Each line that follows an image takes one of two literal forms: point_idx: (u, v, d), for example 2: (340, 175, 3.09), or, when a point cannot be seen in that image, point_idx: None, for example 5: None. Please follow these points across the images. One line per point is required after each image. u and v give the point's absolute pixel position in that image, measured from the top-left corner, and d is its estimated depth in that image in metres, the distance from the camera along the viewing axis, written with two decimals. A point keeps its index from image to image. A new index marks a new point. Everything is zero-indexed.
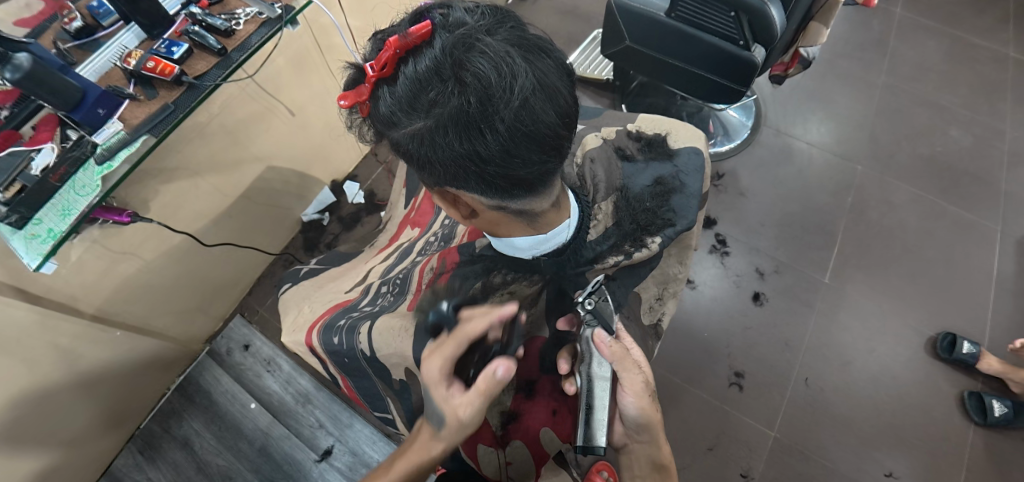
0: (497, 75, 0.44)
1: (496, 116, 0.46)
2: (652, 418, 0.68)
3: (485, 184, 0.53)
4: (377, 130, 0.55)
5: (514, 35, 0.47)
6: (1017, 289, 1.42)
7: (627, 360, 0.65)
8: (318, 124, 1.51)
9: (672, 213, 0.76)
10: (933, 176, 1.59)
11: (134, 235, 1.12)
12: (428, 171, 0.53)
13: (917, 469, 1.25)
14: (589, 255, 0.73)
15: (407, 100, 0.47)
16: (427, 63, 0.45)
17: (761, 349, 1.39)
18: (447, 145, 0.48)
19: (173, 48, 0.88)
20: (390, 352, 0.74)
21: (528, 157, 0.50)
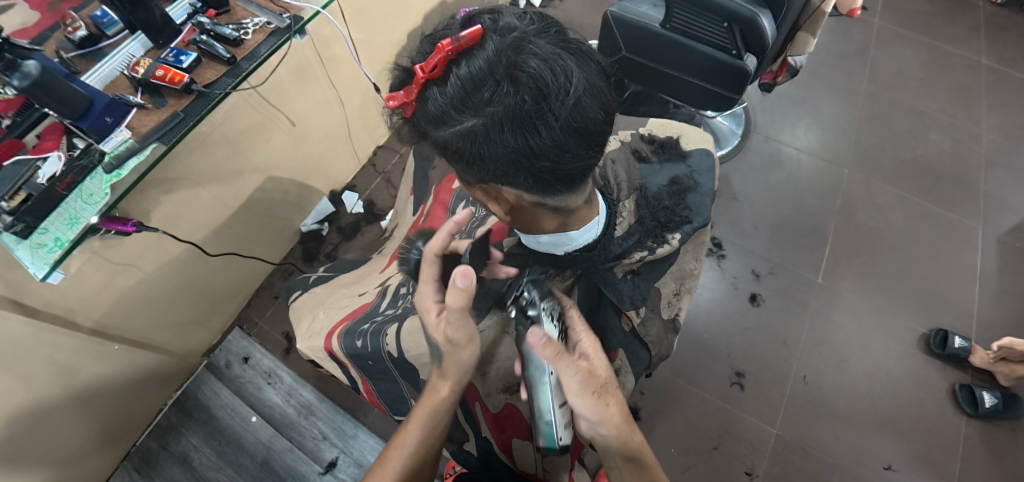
0: (551, 74, 0.46)
1: (550, 113, 0.47)
2: (608, 414, 0.61)
3: (533, 179, 0.54)
4: (420, 130, 0.57)
5: (560, 39, 0.50)
6: (999, 285, 1.48)
7: (566, 358, 0.60)
8: (318, 135, 1.52)
9: (689, 211, 0.79)
10: (916, 178, 1.66)
11: (135, 246, 1.11)
12: (477, 168, 0.54)
13: (915, 461, 1.28)
14: (616, 251, 0.74)
15: (459, 99, 0.49)
16: (481, 64, 0.47)
17: (760, 349, 1.42)
18: (501, 142, 0.49)
19: (181, 57, 0.88)
20: (420, 351, 0.74)
21: (577, 151, 0.52)
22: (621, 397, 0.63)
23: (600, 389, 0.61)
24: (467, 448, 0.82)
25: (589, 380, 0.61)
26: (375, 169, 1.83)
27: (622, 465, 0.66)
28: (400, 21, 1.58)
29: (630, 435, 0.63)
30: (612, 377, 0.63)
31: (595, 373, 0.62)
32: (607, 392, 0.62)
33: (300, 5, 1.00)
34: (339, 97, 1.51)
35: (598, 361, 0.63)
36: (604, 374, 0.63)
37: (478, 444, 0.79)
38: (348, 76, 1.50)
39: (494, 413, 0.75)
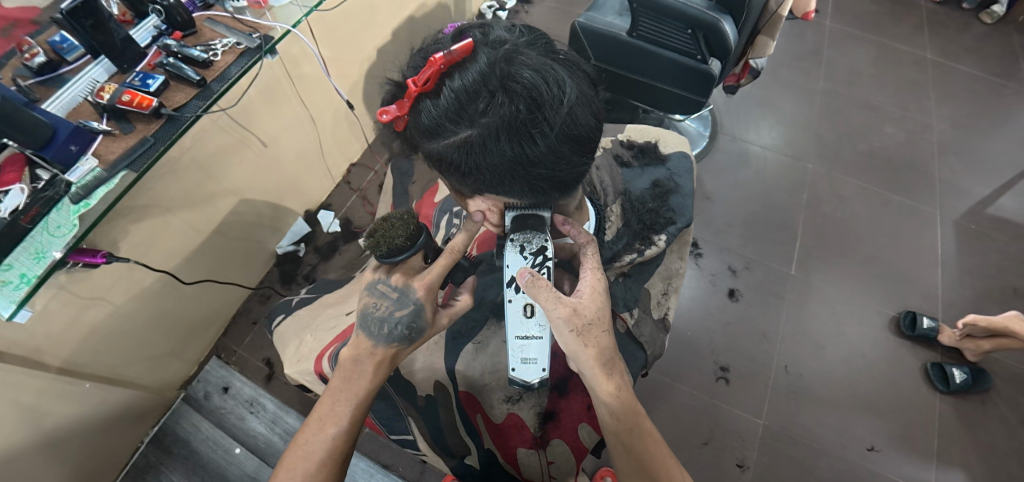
0: (544, 84, 0.47)
1: (545, 121, 0.48)
2: (585, 353, 0.64)
3: (528, 186, 0.55)
4: (412, 142, 0.57)
5: (547, 51, 0.51)
6: (959, 265, 1.56)
7: (545, 294, 0.62)
8: (291, 155, 1.49)
9: (672, 212, 0.81)
10: (876, 169, 1.74)
11: (104, 278, 1.06)
12: (472, 178, 0.55)
13: (896, 440, 1.32)
14: (608, 254, 0.76)
15: (453, 110, 0.49)
16: (474, 76, 0.48)
17: (742, 343, 1.46)
18: (498, 151, 0.50)
19: (147, 81, 0.86)
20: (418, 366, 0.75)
21: (570, 158, 0.53)
22: (606, 341, 0.65)
23: (580, 328, 0.63)
24: (467, 462, 0.81)
25: (572, 319, 0.63)
26: (350, 187, 1.81)
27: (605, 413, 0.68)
28: (369, 37, 1.58)
29: (604, 379, 0.65)
30: (600, 320, 0.65)
31: (580, 314, 0.63)
32: (588, 332, 0.64)
33: (268, 25, 1.02)
34: (311, 115, 1.50)
35: (589, 302, 0.65)
36: (592, 316, 0.65)
37: (479, 458, 0.79)
38: (320, 94, 1.49)
39: (496, 424, 0.74)
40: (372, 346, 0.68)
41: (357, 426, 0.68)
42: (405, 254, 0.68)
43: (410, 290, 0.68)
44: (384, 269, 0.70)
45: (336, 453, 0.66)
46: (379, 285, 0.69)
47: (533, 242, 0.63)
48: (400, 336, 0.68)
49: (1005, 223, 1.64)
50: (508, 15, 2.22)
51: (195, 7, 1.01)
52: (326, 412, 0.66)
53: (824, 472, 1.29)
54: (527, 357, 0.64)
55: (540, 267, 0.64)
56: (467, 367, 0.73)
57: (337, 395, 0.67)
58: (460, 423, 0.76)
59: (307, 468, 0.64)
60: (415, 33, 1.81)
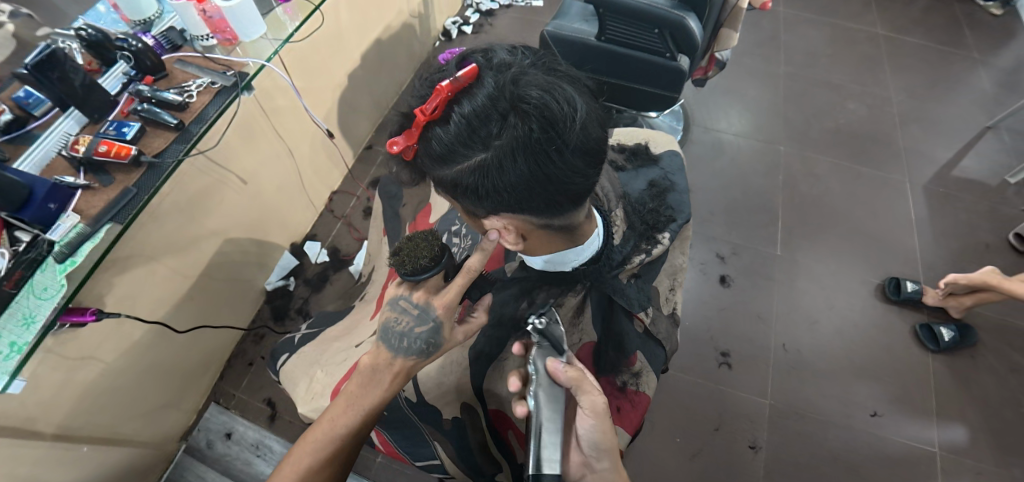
0: (554, 101, 0.48)
1: (559, 138, 0.49)
2: (613, 439, 0.64)
3: (545, 203, 0.55)
4: (424, 169, 0.58)
5: (550, 69, 0.52)
6: (933, 228, 1.63)
7: (586, 384, 0.62)
8: (271, 189, 1.47)
9: (671, 209, 0.83)
10: (845, 145, 1.81)
11: (93, 336, 1.03)
12: (488, 199, 0.55)
13: (898, 403, 1.36)
14: (618, 258, 0.76)
15: (465, 135, 0.50)
16: (483, 100, 0.49)
17: (739, 327, 1.49)
18: (514, 171, 0.51)
19: (122, 129, 0.85)
20: (441, 392, 0.73)
21: (584, 171, 0.53)
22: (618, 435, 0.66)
23: (608, 413, 0.64)
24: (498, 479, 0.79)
25: (603, 406, 0.64)
26: (334, 215, 1.78)
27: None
28: (339, 64, 1.57)
29: (623, 467, 0.66)
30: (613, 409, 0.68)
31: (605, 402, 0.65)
32: (613, 422, 0.65)
33: (241, 61, 1.01)
34: (288, 148, 1.48)
35: (606, 394, 0.67)
36: (609, 409, 0.66)
37: (512, 473, 0.77)
38: (297, 126, 1.47)
39: (530, 438, 0.70)
40: (391, 357, 0.67)
41: (365, 431, 0.67)
42: (427, 272, 0.65)
43: (430, 308, 0.66)
44: (406, 285, 0.68)
45: (338, 452, 0.65)
46: (400, 301, 0.67)
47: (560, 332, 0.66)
48: (419, 350, 0.67)
49: (970, 183, 1.72)
50: (472, 30, 2.25)
51: (163, 49, 0.99)
52: (337, 413, 0.65)
53: (834, 443, 1.32)
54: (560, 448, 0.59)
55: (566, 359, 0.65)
56: (496, 386, 0.71)
57: (352, 400, 0.65)
58: (490, 439, 0.75)
59: (309, 461, 0.64)
60: (384, 55, 1.82)
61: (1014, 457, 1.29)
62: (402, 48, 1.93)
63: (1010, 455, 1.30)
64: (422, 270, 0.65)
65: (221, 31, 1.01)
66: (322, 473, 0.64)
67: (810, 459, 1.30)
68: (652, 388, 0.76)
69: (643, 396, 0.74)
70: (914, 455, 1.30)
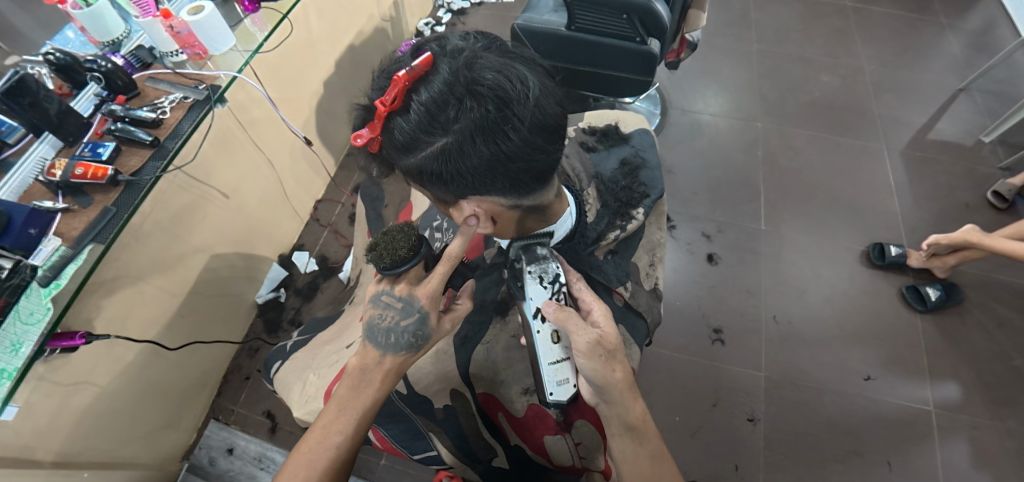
0: (508, 82, 0.50)
1: (516, 117, 0.50)
2: (614, 379, 0.63)
3: (511, 183, 0.57)
4: (390, 160, 0.59)
5: (504, 52, 0.54)
6: (912, 192, 1.66)
7: (574, 321, 0.65)
8: (254, 201, 1.47)
9: (644, 186, 0.84)
10: (820, 117, 1.84)
11: (84, 360, 1.02)
12: (455, 184, 0.56)
13: (889, 365, 1.39)
14: (593, 235, 0.78)
15: (425, 122, 0.51)
16: (439, 86, 0.50)
17: (730, 302, 1.51)
18: (475, 153, 0.52)
19: (98, 149, 0.86)
20: (430, 381, 0.73)
21: (546, 148, 0.55)
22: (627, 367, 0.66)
23: (607, 352, 0.64)
24: (496, 465, 0.78)
25: (598, 344, 0.64)
26: (320, 223, 1.78)
27: (627, 437, 0.65)
28: (313, 71, 1.57)
29: (633, 403, 0.64)
30: (620, 344, 0.66)
31: (603, 338, 0.64)
32: (614, 358, 0.64)
33: (212, 74, 1.02)
34: (268, 160, 1.48)
35: (608, 329, 0.66)
36: (613, 342, 0.65)
37: (508, 456, 0.77)
38: (274, 137, 1.48)
39: (520, 418, 0.72)
40: (380, 355, 0.68)
41: (361, 435, 0.66)
42: (406, 264, 0.68)
43: (414, 299, 0.68)
44: (388, 280, 0.70)
45: (338, 461, 0.64)
46: (383, 297, 0.69)
47: (550, 271, 0.68)
48: (407, 344, 0.68)
49: (946, 145, 1.75)
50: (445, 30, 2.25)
51: (134, 68, 0.99)
52: (330, 419, 0.64)
53: (830, 409, 1.34)
54: (562, 377, 0.67)
55: (558, 296, 0.68)
56: (480, 369, 0.72)
57: (344, 402, 0.65)
58: (482, 424, 0.75)
59: (308, 476, 0.62)
60: (358, 61, 1.82)
61: (1007, 409, 1.32)
62: (376, 52, 1.94)
63: (1003, 407, 1.32)
64: (402, 263, 0.68)
65: (190, 46, 1.02)
66: None
67: (807, 426, 1.32)
68: (637, 359, 0.76)
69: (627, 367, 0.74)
70: (910, 414, 1.32)
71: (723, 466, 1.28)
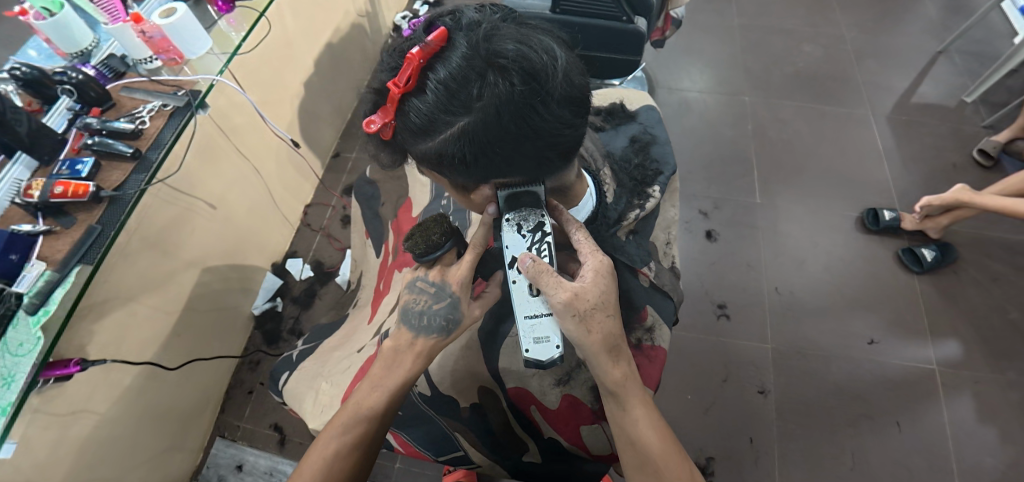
0: (532, 53, 0.47)
1: (542, 89, 0.48)
2: (589, 340, 0.59)
3: (536, 160, 0.54)
4: (407, 146, 0.56)
5: (522, 24, 0.51)
6: (901, 156, 1.68)
7: (547, 278, 0.57)
8: (242, 210, 1.42)
9: (657, 162, 0.82)
10: (806, 87, 1.85)
11: (80, 389, 0.98)
12: (477, 167, 0.54)
13: (892, 327, 1.41)
14: (614, 215, 0.75)
15: (444, 101, 0.48)
16: (458, 62, 0.47)
17: (731, 277, 1.51)
18: (500, 132, 0.49)
19: (77, 166, 0.82)
20: (456, 380, 0.68)
21: (573, 122, 0.52)
22: (612, 326, 0.60)
23: (583, 313, 0.58)
24: (527, 460, 0.74)
25: (574, 302, 0.58)
26: (312, 228, 1.74)
27: (613, 402, 0.61)
28: (292, 72, 1.52)
29: (609, 366, 0.60)
30: (605, 305, 0.60)
31: (582, 297, 0.58)
32: (592, 318, 0.59)
33: (190, 80, 0.97)
34: (254, 166, 1.43)
35: (591, 286, 0.60)
36: (595, 300, 0.60)
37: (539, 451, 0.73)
38: (258, 141, 1.43)
39: (554, 411, 0.66)
40: (412, 337, 0.65)
41: (391, 413, 0.65)
42: (439, 250, 0.66)
43: (446, 284, 0.66)
44: (424, 267, 0.68)
45: (368, 435, 0.63)
46: (418, 282, 0.67)
47: (529, 219, 0.59)
48: (439, 328, 0.65)
49: (930, 108, 1.77)
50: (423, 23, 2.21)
51: (106, 78, 0.96)
52: (362, 395, 0.64)
53: (838, 376, 1.35)
54: (540, 335, 0.57)
55: (539, 246, 0.59)
56: (512, 363, 0.66)
57: (376, 380, 0.64)
58: (513, 419, 0.70)
59: (336, 442, 0.63)
60: (337, 59, 1.77)
61: (1007, 361, 1.35)
62: (355, 49, 1.89)
63: (1003, 360, 1.35)
64: (435, 249, 0.66)
65: (165, 51, 0.96)
66: (349, 456, 0.63)
67: (817, 394, 1.33)
68: (666, 339, 0.73)
69: (659, 349, 0.71)
70: (915, 374, 1.34)
71: (738, 440, 1.28)
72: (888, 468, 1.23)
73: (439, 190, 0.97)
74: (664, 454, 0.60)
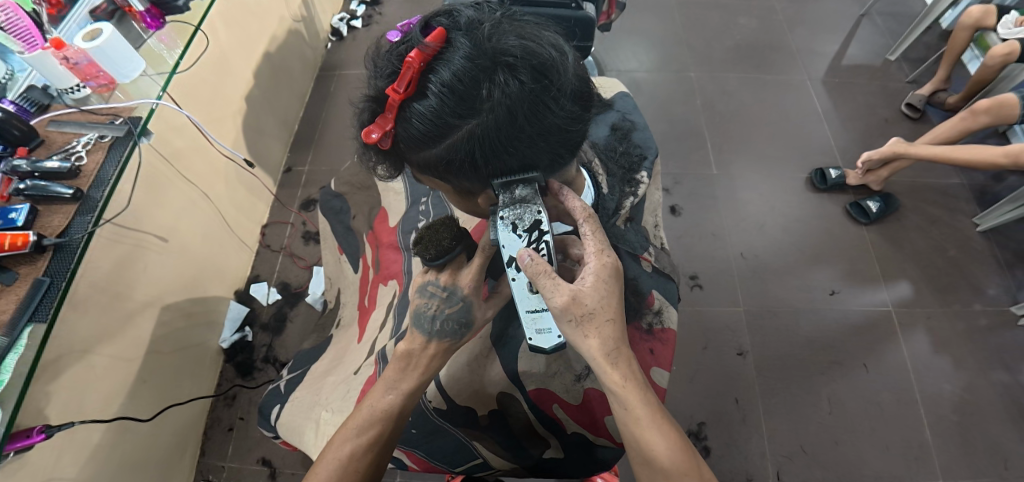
0: (537, 49, 0.47)
1: (551, 85, 0.48)
2: (589, 346, 0.57)
3: (547, 158, 0.54)
4: (405, 154, 0.54)
5: (517, 19, 0.51)
6: (839, 116, 1.79)
7: (545, 280, 0.55)
8: (197, 240, 1.33)
9: (639, 148, 0.83)
10: (745, 59, 1.93)
11: (42, 457, 0.90)
12: (486, 169, 0.52)
13: (848, 277, 1.51)
14: (612, 205, 0.76)
15: (451, 104, 0.47)
16: (463, 61, 0.46)
17: (699, 248, 1.57)
18: (512, 130, 0.48)
19: (11, 215, 0.74)
20: (470, 390, 0.66)
21: (581, 116, 0.52)
22: (612, 330, 0.57)
23: (580, 317, 0.56)
24: (549, 457, 0.74)
25: (570, 308, 0.56)
26: (272, 249, 1.64)
27: (614, 402, 0.59)
28: (231, 87, 1.43)
29: (609, 370, 0.57)
30: (604, 309, 0.57)
31: (578, 300, 0.56)
32: (590, 322, 0.57)
33: (127, 106, 0.89)
34: (203, 190, 1.34)
35: (591, 290, 0.57)
36: (594, 304, 0.57)
37: (562, 447, 0.73)
38: (205, 163, 1.34)
39: (576, 407, 0.67)
40: (424, 339, 0.63)
41: (405, 416, 0.63)
42: (448, 254, 0.65)
43: (457, 288, 0.65)
44: (433, 271, 0.67)
45: (384, 436, 0.61)
46: (428, 286, 0.66)
47: (526, 218, 0.55)
48: (452, 331, 0.64)
49: (859, 68, 1.89)
50: (363, 23, 2.13)
51: (29, 113, 0.86)
52: (377, 399, 0.61)
53: (807, 329, 1.44)
54: (541, 327, 0.58)
55: (538, 246, 0.56)
56: (531, 366, 0.65)
57: (389, 383, 0.62)
58: (536, 420, 0.69)
59: (353, 447, 0.60)
60: (277, 70, 1.68)
61: (951, 294, 1.48)
62: (295, 58, 1.80)
63: (947, 294, 1.48)
64: (443, 253, 0.65)
65: (94, 77, 0.88)
66: (365, 459, 0.60)
67: (791, 348, 1.41)
68: (674, 321, 0.75)
69: (669, 331, 0.72)
70: (874, 318, 1.44)
71: (725, 402, 1.34)
72: (861, 406, 1.33)
73: (415, 197, 0.94)
74: (671, 457, 0.57)
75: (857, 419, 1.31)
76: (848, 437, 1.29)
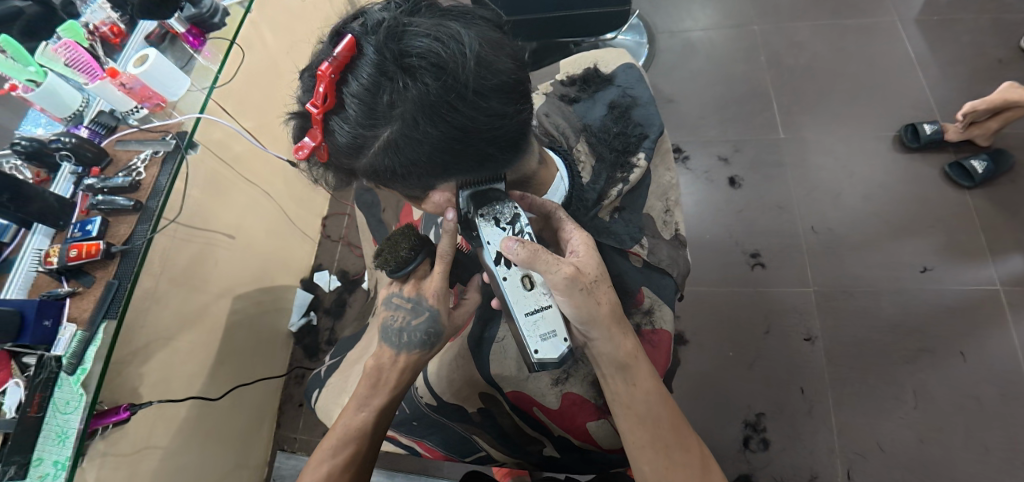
0: (439, 46, 0.46)
1: (456, 82, 0.47)
2: (601, 313, 0.58)
3: (475, 158, 0.54)
4: (344, 164, 0.58)
5: (432, 13, 0.50)
6: (937, 61, 1.52)
7: (543, 258, 0.55)
8: (262, 234, 1.46)
9: (640, 126, 0.80)
10: (820, 4, 1.69)
11: (139, 428, 1.06)
12: (414, 174, 0.55)
13: (944, 251, 1.30)
14: (593, 196, 0.74)
15: (363, 116, 0.49)
16: (367, 70, 0.47)
17: (763, 224, 1.42)
18: (425, 134, 0.49)
19: (87, 227, 0.87)
20: (456, 388, 0.69)
21: (503, 111, 0.51)
22: (614, 296, 0.60)
23: (588, 286, 0.57)
24: (548, 455, 0.75)
25: (577, 277, 0.56)
26: (331, 239, 1.77)
27: (617, 379, 0.59)
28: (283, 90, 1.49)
29: (621, 337, 0.59)
30: (604, 275, 0.60)
31: (581, 270, 0.58)
32: (597, 289, 0.58)
33: (178, 121, 0.96)
34: (262, 188, 1.45)
35: (587, 259, 0.60)
36: (594, 274, 0.59)
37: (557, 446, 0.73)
38: (263, 165, 1.45)
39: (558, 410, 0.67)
40: (394, 353, 0.66)
41: (382, 430, 0.67)
42: (411, 264, 0.66)
43: (422, 298, 0.66)
44: (397, 283, 0.69)
45: (360, 451, 0.65)
46: (393, 298, 0.68)
47: (506, 211, 0.58)
48: (421, 342, 0.66)
49: (964, 2, 1.59)
50: None
51: (100, 136, 0.98)
52: (350, 417, 0.65)
53: (890, 310, 1.26)
54: (545, 332, 0.57)
55: (522, 234, 0.58)
56: (503, 369, 0.66)
57: (359, 399, 0.66)
58: (523, 422, 0.72)
59: (330, 464, 0.64)
60: None
61: None
62: None
63: None
64: (403, 265, 0.66)
65: (147, 99, 0.97)
66: (345, 475, 0.64)
67: (868, 332, 1.25)
68: (668, 320, 0.71)
69: (660, 333, 0.69)
70: (975, 298, 1.24)
71: (790, 392, 1.22)
72: (955, 400, 1.15)
73: None
74: (672, 433, 0.59)
75: (949, 414, 1.15)
76: (936, 434, 1.13)
